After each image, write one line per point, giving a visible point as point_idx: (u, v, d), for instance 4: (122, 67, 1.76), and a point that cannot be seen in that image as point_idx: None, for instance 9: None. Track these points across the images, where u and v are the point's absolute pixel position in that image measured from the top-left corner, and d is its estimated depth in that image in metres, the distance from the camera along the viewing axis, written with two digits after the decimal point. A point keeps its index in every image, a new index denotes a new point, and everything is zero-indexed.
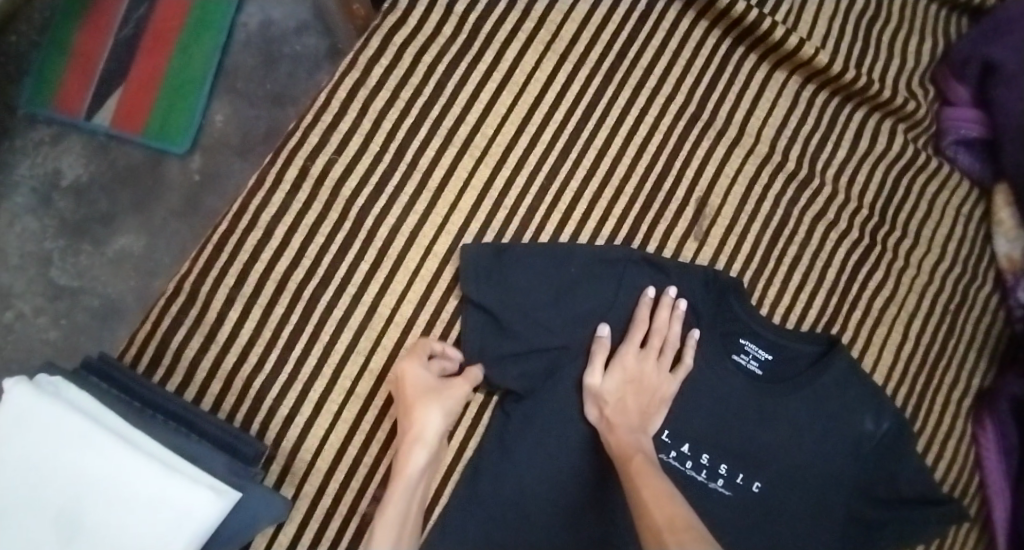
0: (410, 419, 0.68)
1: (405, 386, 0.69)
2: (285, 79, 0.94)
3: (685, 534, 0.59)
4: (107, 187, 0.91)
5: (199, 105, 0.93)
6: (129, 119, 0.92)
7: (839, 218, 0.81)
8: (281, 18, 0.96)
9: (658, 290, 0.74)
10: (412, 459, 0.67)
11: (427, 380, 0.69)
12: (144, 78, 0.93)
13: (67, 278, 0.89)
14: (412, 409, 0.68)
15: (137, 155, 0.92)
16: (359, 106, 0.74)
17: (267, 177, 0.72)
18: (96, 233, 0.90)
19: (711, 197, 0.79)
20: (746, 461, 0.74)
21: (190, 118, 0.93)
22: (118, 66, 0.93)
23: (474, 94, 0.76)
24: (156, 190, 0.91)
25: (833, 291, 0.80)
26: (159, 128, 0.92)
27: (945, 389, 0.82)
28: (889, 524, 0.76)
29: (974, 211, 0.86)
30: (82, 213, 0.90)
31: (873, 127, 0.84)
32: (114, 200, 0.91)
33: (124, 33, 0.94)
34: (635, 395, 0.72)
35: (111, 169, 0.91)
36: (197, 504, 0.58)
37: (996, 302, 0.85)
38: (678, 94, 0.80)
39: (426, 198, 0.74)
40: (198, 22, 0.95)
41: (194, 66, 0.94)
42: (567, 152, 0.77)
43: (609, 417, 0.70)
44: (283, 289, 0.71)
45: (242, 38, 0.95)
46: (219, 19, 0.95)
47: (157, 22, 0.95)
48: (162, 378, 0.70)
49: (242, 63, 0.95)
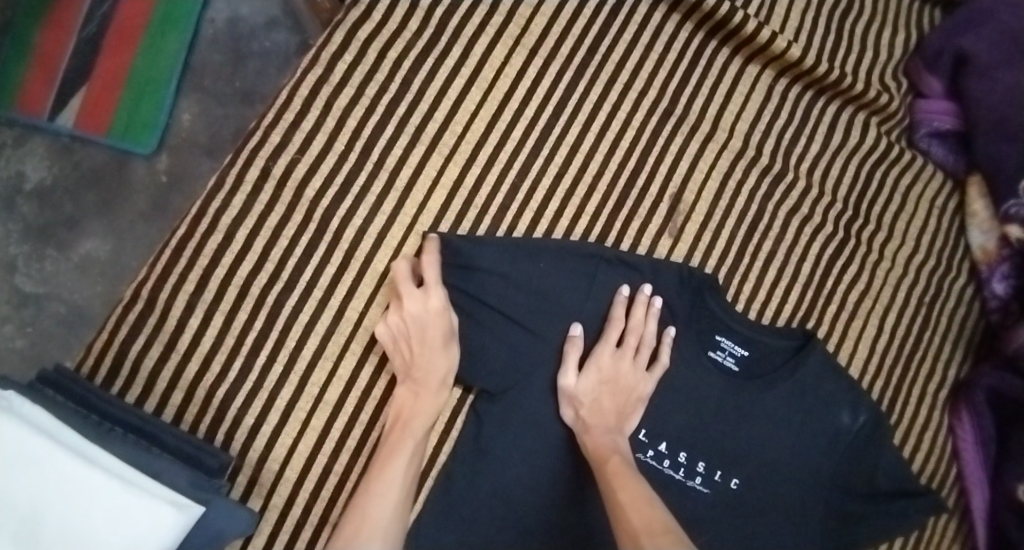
0: (437, 359, 0.69)
1: (437, 324, 0.68)
2: (252, 77, 0.92)
3: (661, 537, 0.59)
4: (71, 190, 0.88)
5: (166, 104, 0.91)
6: (93, 119, 0.90)
7: (813, 213, 0.80)
8: (250, 14, 0.94)
9: (632, 287, 0.73)
10: (438, 399, 0.69)
11: (445, 324, 0.68)
12: (109, 78, 0.91)
13: (32, 284, 0.87)
14: (444, 351, 0.69)
15: (101, 158, 0.89)
16: (323, 104, 0.72)
17: (227, 180, 0.70)
18: (61, 238, 0.87)
19: (685, 193, 0.78)
20: (723, 459, 0.74)
21: (157, 117, 0.90)
22: (80, 68, 0.91)
23: (442, 91, 0.74)
24: (123, 192, 0.89)
25: (809, 285, 0.79)
26: (125, 129, 0.90)
27: (921, 383, 0.82)
28: (869, 517, 0.77)
29: (948, 202, 0.85)
30: (46, 218, 0.88)
31: (845, 121, 0.83)
32: (79, 203, 0.88)
33: (85, 32, 0.92)
34: (609, 394, 0.72)
35: (74, 173, 0.89)
36: (158, 519, 0.57)
37: (970, 294, 0.85)
38: (650, 89, 0.79)
39: (394, 197, 0.72)
40: (161, 20, 0.92)
41: (160, 65, 0.92)
42: (539, 149, 0.75)
43: (585, 419, 0.69)
44: (246, 294, 0.69)
45: (210, 36, 0.93)
46: (184, 16, 0.93)
47: (120, 21, 0.92)
48: (122, 389, 0.68)
49: (210, 61, 0.93)
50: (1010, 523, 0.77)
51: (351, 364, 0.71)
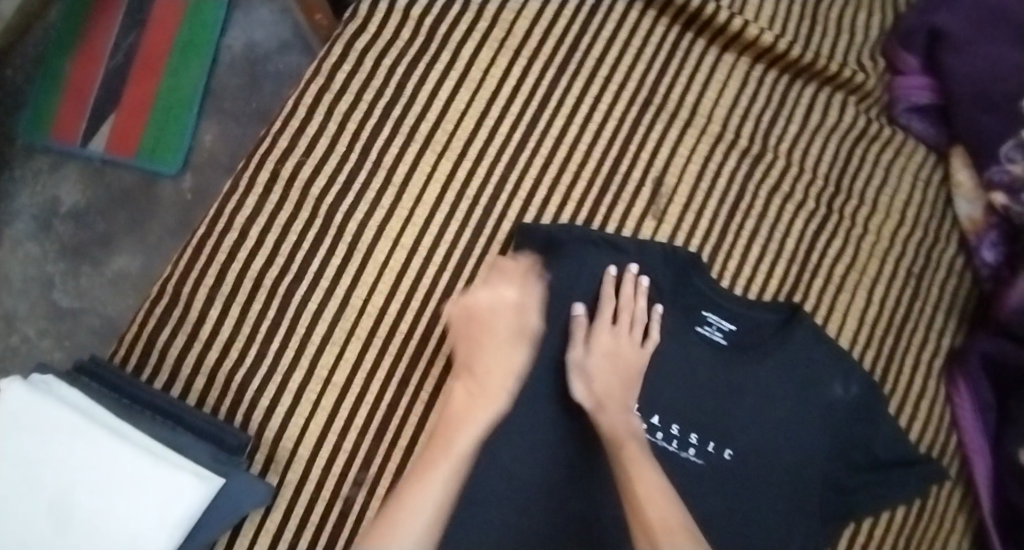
0: (500, 356, 0.71)
1: (502, 318, 0.72)
2: (267, 97, 1.00)
3: (677, 535, 0.61)
4: (103, 209, 0.96)
5: (189, 126, 0.98)
6: (122, 142, 0.97)
7: (794, 191, 0.83)
8: (263, 39, 1.02)
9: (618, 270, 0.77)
10: (495, 397, 0.70)
11: (512, 322, 0.72)
12: (135, 103, 0.99)
13: (68, 299, 0.94)
14: (508, 346, 0.72)
15: (132, 178, 0.97)
16: (325, 110, 0.76)
17: (240, 182, 0.75)
18: (95, 254, 0.95)
19: (668, 177, 0.81)
20: (716, 430, 0.77)
21: (181, 139, 0.98)
22: (110, 94, 0.99)
23: (433, 92, 0.78)
24: (149, 210, 0.96)
25: (794, 260, 0.82)
26: (152, 150, 0.97)
27: (915, 351, 0.83)
28: (863, 489, 0.79)
29: (933, 175, 0.87)
30: (80, 236, 0.95)
31: (824, 102, 0.86)
32: (110, 221, 0.96)
33: (113, 62, 1.00)
34: (614, 366, 0.73)
35: (107, 193, 0.97)
36: (181, 487, 0.63)
37: (961, 264, 0.87)
38: (630, 81, 0.82)
39: (392, 192, 0.76)
40: (183, 48, 1.00)
41: (183, 89, 0.99)
42: (525, 143, 0.79)
43: (593, 391, 0.71)
44: (259, 285, 0.73)
45: (228, 62, 1.01)
46: (204, 44, 1.01)
47: (144, 50, 1.00)
48: (152, 374, 0.73)
49: (230, 83, 1.00)
50: (1013, 493, 0.79)
51: (357, 348, 0.74)
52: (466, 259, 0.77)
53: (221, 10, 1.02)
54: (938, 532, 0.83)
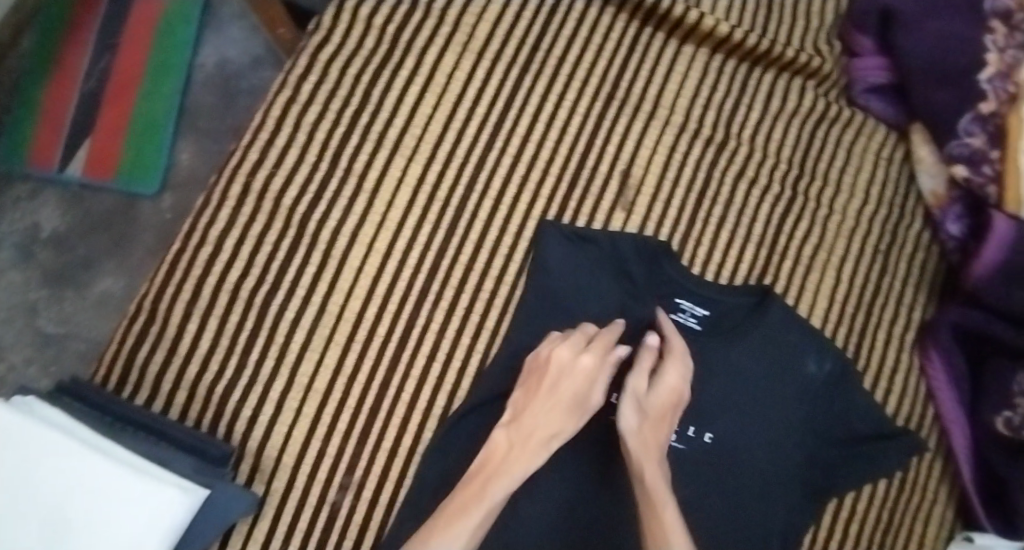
0: (554, 417, 0.71)
1: (575, 380, 0.72)
2: (240, 114, 1.02)
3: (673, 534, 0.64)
4: (83, 233, 0.97)
5: (165, 146, 0.99)
6: (100, 165, 0.98)
7: (759, 175, 0.85)
8: (236, 55, 1.04)
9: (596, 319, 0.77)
10: (538, 455, 0.70)
11: (580, 386, 0.72)
12: (110, 125, 1.00)
13: (53, 324, 0.95)
14: (567, 408, 0.72)
15: (111, 200, 0.98)
16: (293, 121, 0.78)
17: (212, 197, 0.76)
18: (78, 279, 0.96)
19: (634, 168, 0.83)
20: (695, 414, 0.79)
21: (157, 160, 0.99)
22: (85, 119, 1.00)
23: (399, 98, 0.80)
24: (130, 233, 0.97)
25: (763, 244, 0.83)
26: (131, 171, 0.98)
27: (886, 326, 0.85)
28: (844, 463, 0.80)
29: (895, 153, 0.89)
30: (62, 262, 0.97)
31: (783, 88, 0.87)
32: (91, 246, 0.97)
33: (86, 86, 1.01)
34: (659, 413, 0.72)
35: (86, 217, 0.98)
36: (167, 499, 0.64)
37: (927, 238, 0.88)
38: (592, 77, 0.84)
39: (363, 198, 0.77)
40: (156, 70, 1.02)
41: (159, 109, 1.01)
42: (492, 143, 0.81)
43: (643, 434, 0.71)
44: (236, 298, 0.74)
45: (202, 79, 1.03)
46: (177, 63, 1.02)
47: (117, 73, 1.01)
48: (134, 391, 0.74)
49: (204, 101, 1.02)
50: (999, 464, 0.80)
51: (337, 354, 0.75)
52: (440, 260, 0.78)
53: (192, 28, 1.03)
54: (920, 503, 0.84)
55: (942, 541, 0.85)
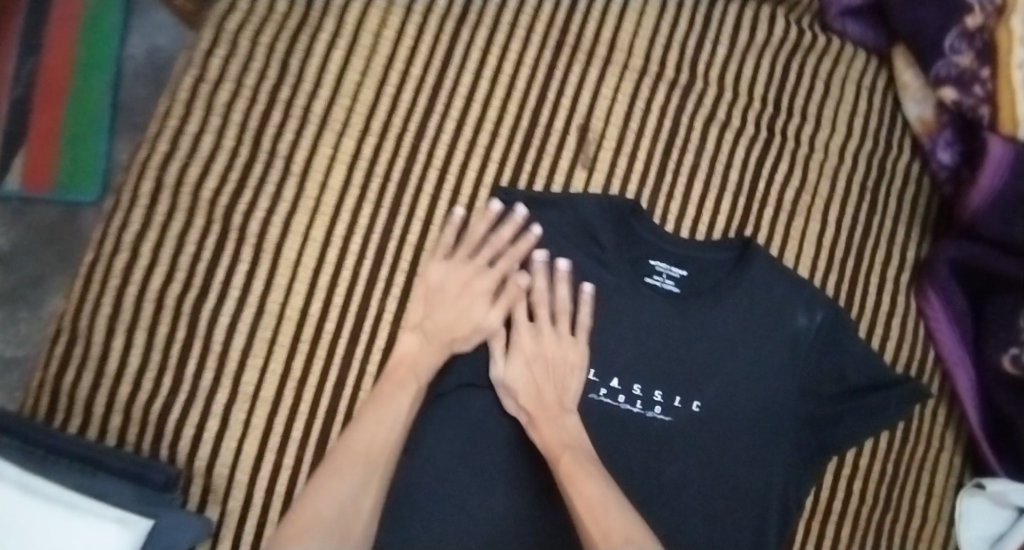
0: (448, 324, 0.68)
1: (470, 285, 0.69)
2: (140, 108, 0.92)
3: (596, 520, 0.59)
4: (29, 249, 0.88)
5: (101, 147, 0.90)
6: (38, 174, 0.89)
7: (731, 117, 0.77)
8: (167, 42, 0.93)
9: (505, 206, 0.71)
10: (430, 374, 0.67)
11: (473, 290, 0.69)
12: (44, 131, 0.90)
13: (9, 350, 0.87)
14: (463, 314, 0.68)
15: (53, 213, 0.89)
16: (204, 103, 0.70)
17: (123, 198, 0.69)
18: (25, 297, 0.88)
19: (593, 121, 0.75)
20: (680, 383, 0.72)
21: (98, 164, 0.90)
22: (16, 126, 0.89)
23: (322, 65, 0.72)
24: (74, 242, 0.89)
25: (740, 192, 0.77)
26: (71, 178, 0.89)
27: (879, 269, 0.79)
28: (845, 418, 0.75)
29: (876, 79, 0.81)
30: (6, 282, 0.88)
31: (751, 18, 0.79)
32: (40, 260, 0.88)
33: (13, 93, 0.90)
34: (545, 374, 0.68)
35: (28, 230, 0.89)
36: (104, 538, 0.59)
37: (917, 170, 0.82)
38: (538, 22, 0.76)
39: (293, 182, 0.70)
40: (85, 65, 0.91)
41: (92, 109, 0.91)
42: (433, 106, 0.73)
43: (524, 408, 0.67)
44: (162, 306, 0.67)
45: (133, 71, 0.93)
46: (105, 55, 0.92)
47: (46, 73, 0.91)
48: (65, 421, 0.67)
49: (136, 97, 0.92)
50: (1007, 403, 0.75)
51: (283, 357, 0.68)
52: (386, 242, 0.71)
53: (116, 14, 0.92)
54: (927, 453, 0.80)
55: (951, 489, 0.81)
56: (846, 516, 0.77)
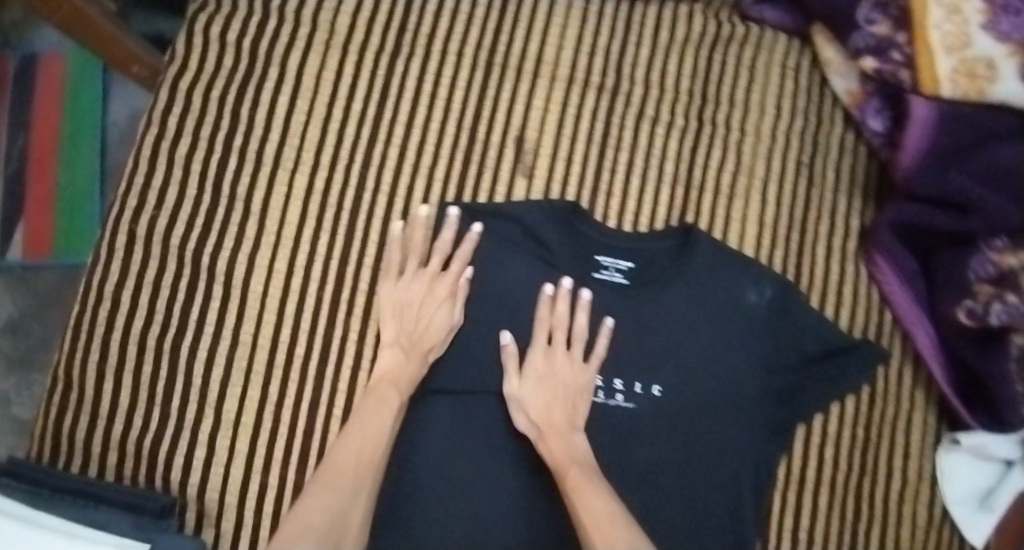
0: (416, 330, 0.72)
1: (426, 289, 0.73)
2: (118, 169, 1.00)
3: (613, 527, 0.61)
4: (36, 315, 0.97)
5: (93, 210, 0.96)
6: (37, 243, 0.95)
7: (660, 112, 0.81)
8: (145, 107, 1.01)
9: (440, 212, 0.76)
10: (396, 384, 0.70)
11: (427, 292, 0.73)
12: (39, 200, 0.96)
13: (28, 411, 0.94)
14: (424, 318, 0.72)
15: (54, 279, 0.97)
16: (166, 157, 0.76)
17: (102, 252, 0.75)
18: (40, 359, 0.95)
19: (528, 131, 0.80)
20: (639, 370, 0.75)
21: (88, 225, 0.96)
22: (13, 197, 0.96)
23: (270, 111, 0.78)
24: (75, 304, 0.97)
25: (678, 182, 0.80)
26: (66, 242, 0.96)
27: (824, 239, 0.81)
28: (805, 388, 0.78)
29: (801, 59, 0.85)
30: (19, 347, 0.96)
31: (670, 16, 0.83)
32: (48, 325, 0.96)
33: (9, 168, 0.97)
34: (554, 389, 0.72)
35: (34, 295, 0.97)
36: None
37: (852, 140, 0.84)
38: (467, 47, 0.81)
39: (254, 221, 0.76)
40: (71, 136, 0.98)
41: (80, 175, 0.97)
42: (375, 136, 0.78)
43: (537, 423, 0.70)
44: (144, 346, 0.73)
45: (118, 137, 1.00)
46: (90, 126, 0.99)
47: (36, 147, 0.97)
48: (66, 463, 0.73)
49: (120, 160, 1.00)
50: (972, 357, 0.76)
51: (258, 384, 0.73)
52: (343, 268, 0.75)
53: (96, 87, 1.00)
54: (898, 413, 0.81)
55: (929, 449, 0.81)
56: (821, 483, 0.78)
